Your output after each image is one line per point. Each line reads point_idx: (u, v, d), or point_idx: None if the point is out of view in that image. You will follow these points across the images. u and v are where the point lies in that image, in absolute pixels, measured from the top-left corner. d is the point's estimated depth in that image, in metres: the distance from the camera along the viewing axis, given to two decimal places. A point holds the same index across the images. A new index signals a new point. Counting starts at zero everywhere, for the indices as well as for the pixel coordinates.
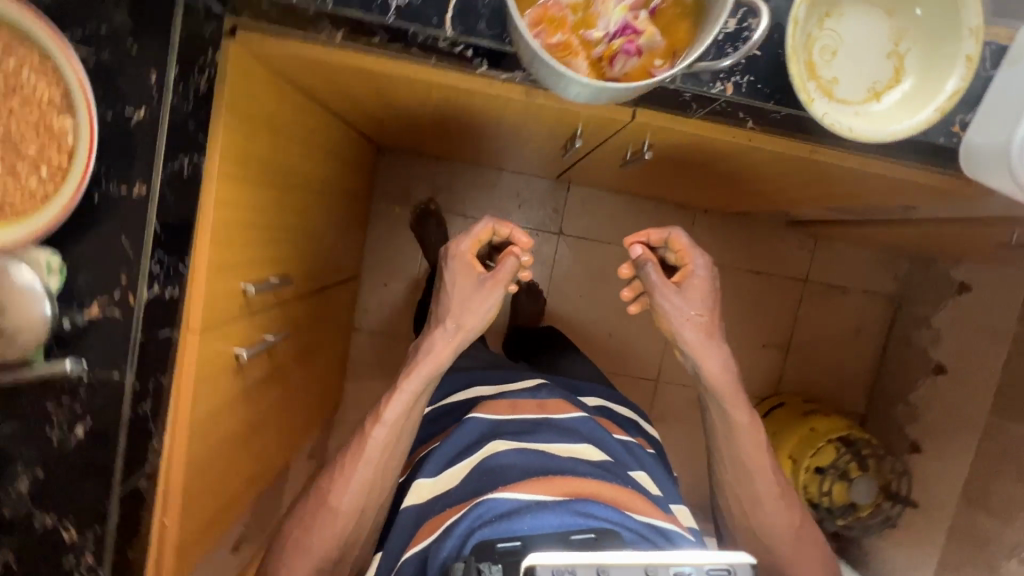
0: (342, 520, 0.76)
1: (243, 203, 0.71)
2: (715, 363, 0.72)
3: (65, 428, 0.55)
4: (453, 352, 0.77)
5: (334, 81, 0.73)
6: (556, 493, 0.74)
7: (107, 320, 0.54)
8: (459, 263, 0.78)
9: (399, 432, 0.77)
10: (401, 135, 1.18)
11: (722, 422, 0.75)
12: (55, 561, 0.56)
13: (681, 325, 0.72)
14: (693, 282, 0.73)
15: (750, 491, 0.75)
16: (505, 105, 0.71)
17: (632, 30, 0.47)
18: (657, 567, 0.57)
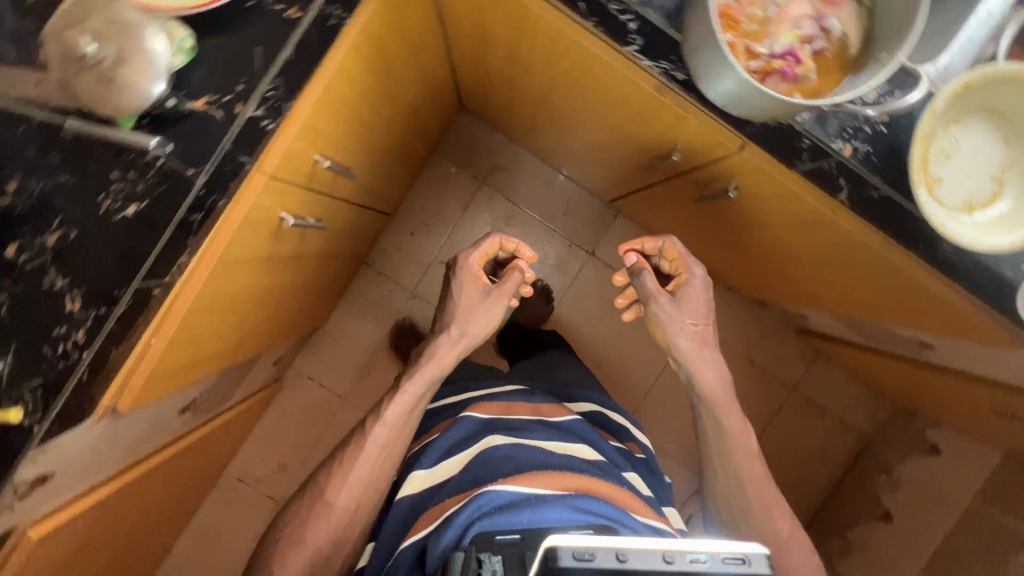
0: (337, 514, 0.86)
1: (355, 81, 0.72)
2: (708, 374, 0.83)
3: (118, 201, 0.54)
4: (455, 356, 0.94)
5: (480, 11, 0.76)
6: (554, 488, 0.81)
7: (207, 117, 0.54)
8: (467, 273, 0.95)
9: (395, 433, 0.90)
10: (492, 101, 1.21)
11: (715, 432, 0.84)
12: (47, 322, 0.55)
13: (676, 333, 0.82)
14: (687, 290, 0.83)
15: (741, 497, 0.83)
16: (628, 97, 0.74)
17: (793, 57, 0.51)
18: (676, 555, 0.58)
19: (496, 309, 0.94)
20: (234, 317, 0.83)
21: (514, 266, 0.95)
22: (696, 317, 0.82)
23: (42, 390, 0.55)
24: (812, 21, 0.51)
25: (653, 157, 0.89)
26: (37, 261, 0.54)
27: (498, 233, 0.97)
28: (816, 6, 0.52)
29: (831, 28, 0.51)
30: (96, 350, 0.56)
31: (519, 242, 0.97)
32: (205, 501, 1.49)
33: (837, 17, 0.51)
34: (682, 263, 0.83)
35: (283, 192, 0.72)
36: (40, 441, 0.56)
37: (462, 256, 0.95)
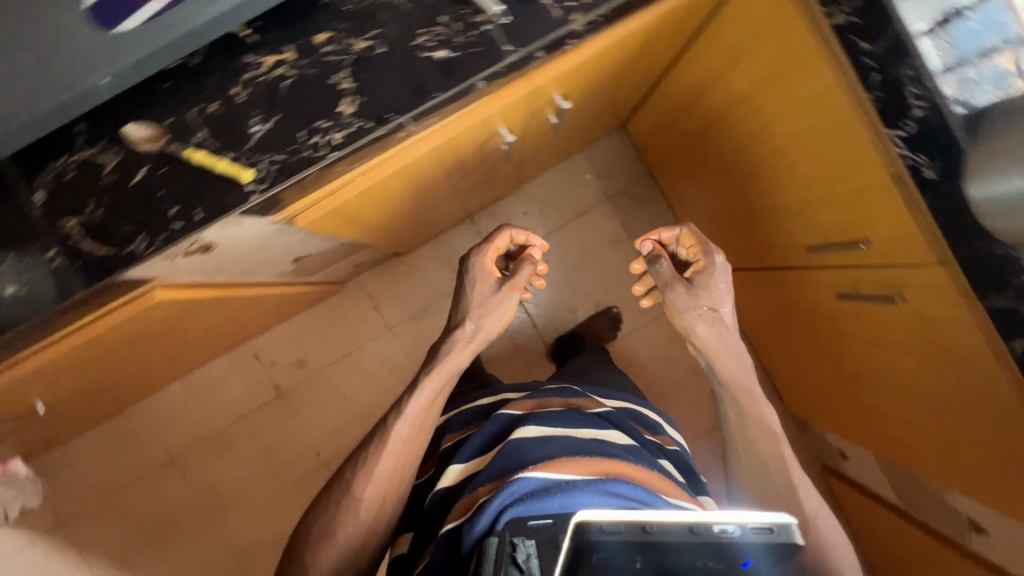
0: (365, 510, 0.77)
1: (629, 48, 0.76)
2: (728, 359, 0.76)
3: (433, 41, 0.57)
4: (472, 352, 0.83)
5: (748, 48, 0.82)
6: (586, 472, 0.70)
7: (545, 11, 0.57)
8: (480, 269, 0.83)
9: (420, 427, 0.80)
10: (662, 134, 1.27)
11: (736, 416, 0.77)
12: (316, 112, 0.57)
13: (694, 320, 0.76)
14: (704, 277, 0.78)
15: (766, 479, 0.75)
16: (848, 177, 0.78)
17: None
18: (704, 526, 0.58)
19: (512, 306, 0.83)
20: (397, 198, 0.84)
21: (527, 259, 0.85)
22: (716, 302, 0.77)
23: (276, 167, 0.57)
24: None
25: (818, 241, 0.92)
26: (337, 57, 0.57)
27: (507, 227, 0.87)
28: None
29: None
30: (340, 154, 0.57)
31: (529, 233, 0.87)
32: (216, 359, 1.48)
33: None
34: (701, 248, 0.79)
35: (516, 108, 0.75)
36: (247, 209, 0.57)
37: (474, 254, 0.83)
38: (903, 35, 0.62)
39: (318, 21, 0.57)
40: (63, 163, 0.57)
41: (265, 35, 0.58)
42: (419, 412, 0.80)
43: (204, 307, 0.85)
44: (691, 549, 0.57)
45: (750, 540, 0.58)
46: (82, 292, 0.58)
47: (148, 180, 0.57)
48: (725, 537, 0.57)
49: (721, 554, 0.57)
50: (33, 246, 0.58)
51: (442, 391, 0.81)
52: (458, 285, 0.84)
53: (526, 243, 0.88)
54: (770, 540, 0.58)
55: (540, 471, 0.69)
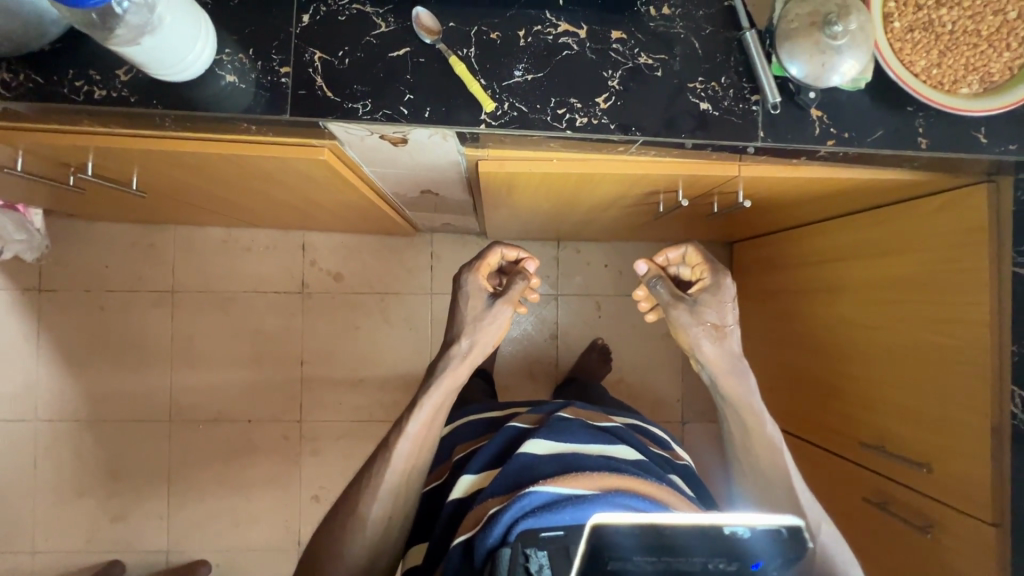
0: (372, 534, 0.62)
1: (826, 188, 0.79)
2: (729, 374, 0.66)
3: (706, 93, 0.60)
4: (472, 368, 0.70)
5: (907, 248, 0.86)
6: (592, 488, 0.51)
7: (810, 123, 0.61)
8: (473, 287, 0.71)
9: (425, 445, 0.65)
10: (764, 268, 1.30)
11: (742, 435, 0.67)
12: (574, 88, 0.60)
13: (698, 337, 0.67)
14: (705, 294, 0.67)
15: (772, 496, 0.64)
16: (945, 407, 0.80)
17: None
18: (707, 525, 0.46)
19: (506, 319, 0.71)
20: (552, 193, 0.86)
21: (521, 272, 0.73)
22: (721, 320, 0.66)
23: (513, 115, 0.59)
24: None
25: (874, 443, 0.93)
26: (620, 58, 0.60)
27: (499, 246, 0.74)
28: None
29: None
30: (573, 136, 0.60)
31: (524, 253, 0.75)
32: (266, 230, 1.47)
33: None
34: (708, 267, 0.69)
35: (708, 183, 0.77)
36: (468, 132, 0.59)
37: (467, 271, 0.71)
38: None
39: (621, 20, 0.61)
40: (340, 5, 0.60)
41: (573, 4, 0.61)
42: (424, 430, 0.65)
43: (334, 185, 0.86)
44: (707, 562, 0.44)
45: (761, 543, 0.46)
46: (287, 117, 0.59)
47: (403, 59, 0.59)
48: (734, 541, 0.45)
49: (730, 566, 0.45)
50: (272, 56, 0.60)
51: (444, 405, 0.67)
52: (447, 305, 0.72)
53: (518, 258, 0.76)
54: (779, 535, 0.47)
55: (552, 483, 0.51)
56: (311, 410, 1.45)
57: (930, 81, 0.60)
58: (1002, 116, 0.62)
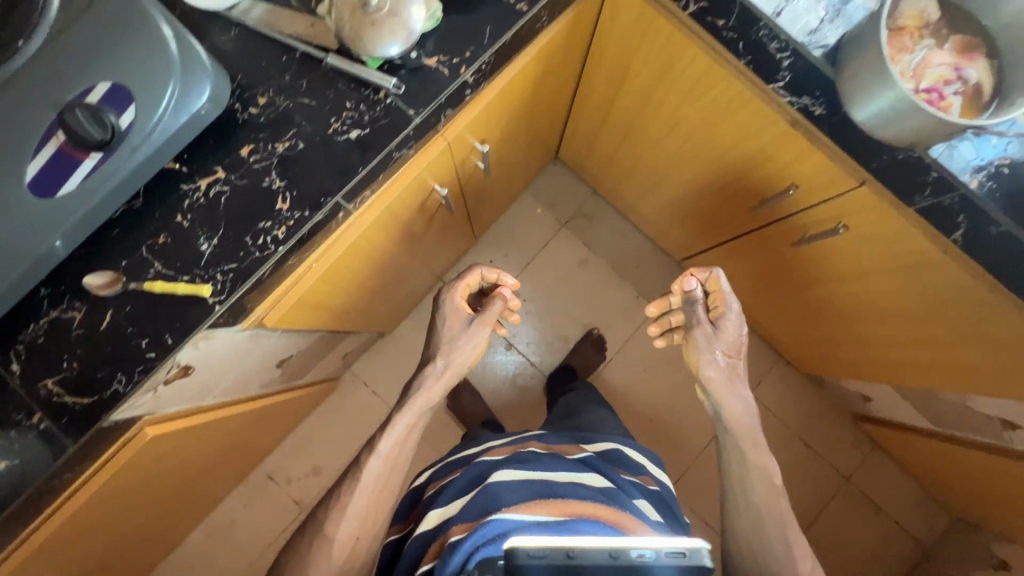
0: (338, 552, 0.73)
1: (522, 86, 0.83)
2: (736, 405, 0.83)
3: (345, 125, 0.63)
4: (445, 385, 0.84)
5: (631, 54, 0.91)
6: (556, 514, 0.67)
7: (435, 72, 0.64)
8: (452, 306, 0.86)
9: (392, 465, 0.78)
10: (591, 153, 1.35)
11: (740, 465, 0.81)
12: (257, 215, 0.61)
13: (709, 364, 0.85)
14: (723, 323, 0.86)
15: (761, 535, 0.77)
16: (759, 136, 0.84)
17: (936, 93, 0.61)
18: (621, 549, 0.59)
19: (479, 339, 0.86)
20: (358, 276, 0.87)
21: (499, 296, 0.87)
22: (729, 351, 0.85)
23: (232, 275, 0.61)
24: (953, 68, 0.61)
25: (760, 200, 0.98)
26: (264, 163, 0.62)
27: (480, 266, 0.89)
28: (955, 57, 0.62)
29: (969, 76, 0.61)
30: (286, 248, 0.62)
31: (501, 273, 0.89)
32: (231, 493, 1.44)
33: (984, 61, 0.62)
34: (725, 297, 0.86)
35: (443, 163, 0.80)
36: (213, 323, 0.61)
37: (446, 292, 0.87)
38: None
39: (236, 140, 0.63)
40: (31, 330, 0.60)
41: (193, 163, 0.62)
42: (394, 449, 0.78)
43: (201, 433, 0.85)
44: None
45: (666, 568, 0.58)
46: (73, 446, 0.59)
47: (115, 321, 0.60)
48: (641, 562, 0.58)
49: None
50: (17, 417, 0.59)
51: (416, 426, 0.82)
52: (432, 318, 0.88)
53: (499, 281, 0.90)
54: (687, 564, 0.59)
55: (513, 512, 0.66)
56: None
57: None
58: None
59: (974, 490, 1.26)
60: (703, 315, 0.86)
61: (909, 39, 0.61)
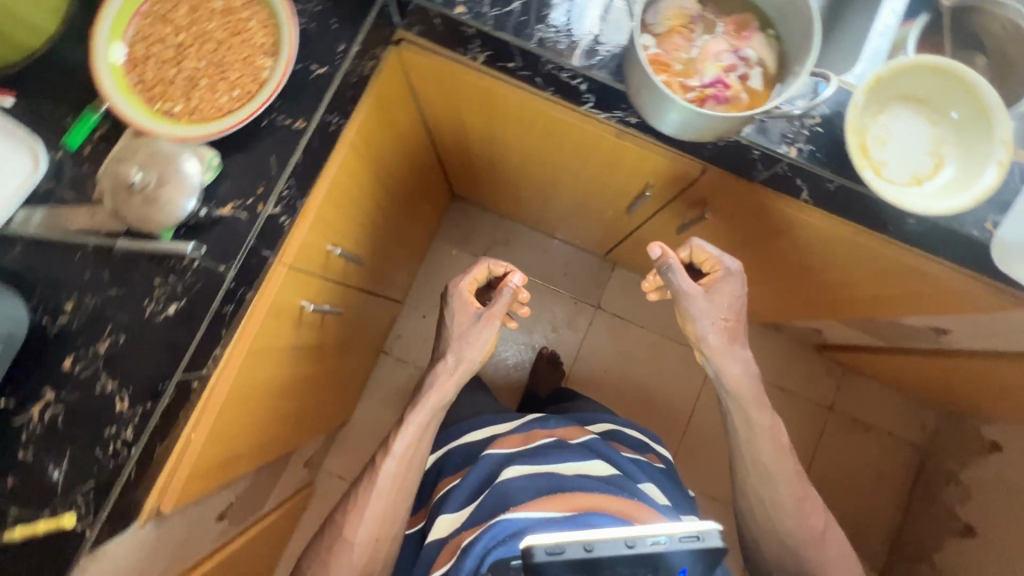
0: (360, 553, 0.74)
1: (354, 178, 0.82)
2: (735, 367, 0.74)
3: (161, 303, 0.61)
4: (456, 384, 0.77)
5: (454, 104, 0.89)
6: (564, 510, 0.68)
7: (233, 219, 0.62)
8: (459, 300, 0.78)
9: (407, 468, 0.76)
10: (479, 187, 1.34)
11: (746, 428, 0.76)
12: (99, 424, 0.59)
13: (708, 329, 0.73)
14: (720, 287, 0.73)
15: (774, 495, 0.76)
16: (598, 150, 0.83)
17: (722, 84, 0.59)
18: (636, 537, 0.55)
19: (491, 335, 0.76)
20: (261, 412, 0.85)
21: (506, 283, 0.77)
22: (729, 316, 0.73)
23: (93, 492, 0.58)
24: (731, 52, 0.61)
25: (632, 202, 0.97)
26: (91, 369, 0.60)
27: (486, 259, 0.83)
28: (730, 41, 0.61)
29: (749, 56, 0.61)
30: (140, 446, 0.59)
31: (509, 266, 0.81)
32: None
33: (759, 35, 0.61)
34: (718, 261, 0.74)
35: (299, 282, 0.78)
36: (91, 546, 0.58)
37: (452, 288, 0.78)
38: (525, 40, 0.65)
39: (54, 354, 0.60)
40: None
41: (17, 393, 0.59)
42: (407, 449, 0.76)
43: None
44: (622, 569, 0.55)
45: (683, 555, 0.55)
46: None
47: None
48: (657, 550, 0.55)
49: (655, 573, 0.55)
50: None
51: (431, 426, 0.77)
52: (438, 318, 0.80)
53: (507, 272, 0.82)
54: (703, 548, 0.56)
55: (519, 512, 0.68)
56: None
57: (245, 94, 0.62)
58: (300, 41, 0.64)
59: (943, 385, 1.27)
60: (690, 281, 0.72)
61: (681, 38, 0.61)
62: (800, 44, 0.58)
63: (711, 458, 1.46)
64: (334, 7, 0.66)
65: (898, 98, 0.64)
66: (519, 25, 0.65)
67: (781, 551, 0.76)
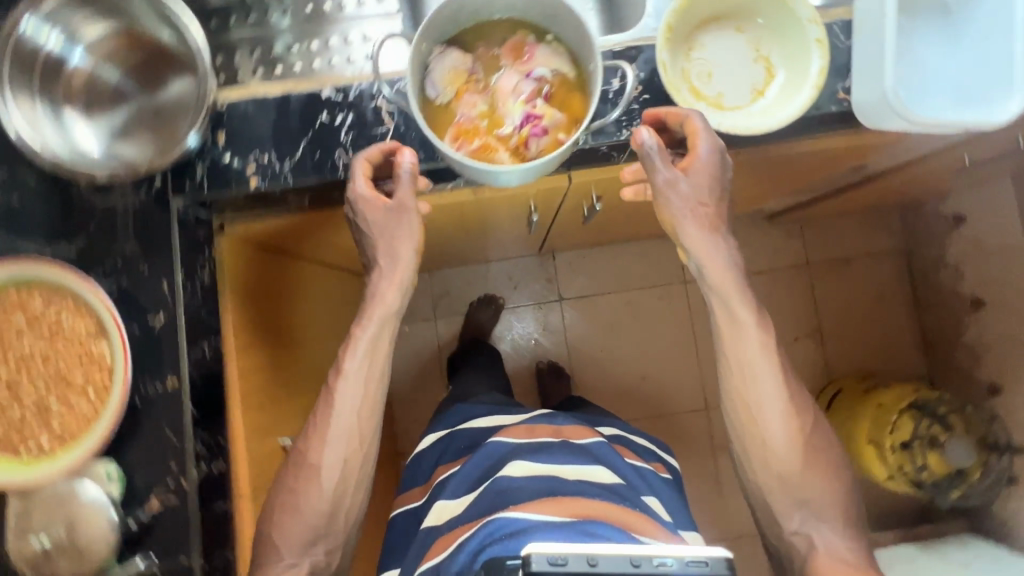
0: (330, 479, 0.62)
1: (280, 377, 0.74)
2: (719, 261, 0.60)
3: None
4: (404, 291, 0.62)
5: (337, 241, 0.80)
6: (564, 515, 0.61)
7: (167, 509, 0.59)
8: (358, 196, 0.58)
9: (372, 386, 0.63)
10: None
11: (727, 325, 0.63)
12: None
13: (686, 214, 0.58)
14: (707, 166, 0.58)
15: (756, 399, 0.65)
16: (483, 206, 0.77)
17: (533, 117, 0.56)
18: (642, 556, 0.44)
19: (416, 228, 0.60)
20: None
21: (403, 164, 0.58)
22: (713, 196, 0.59)
23: None
24: (523, 79, 0.57)
25: (532, 222, 0.93)
26: None
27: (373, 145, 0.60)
28: (516, 69, 0.58)
29: (543, 74, 0.57)
30: None
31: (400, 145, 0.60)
32: None
33: (541, 46, 0.58)
34: (712, 136, 0.57)
35: None
36: None
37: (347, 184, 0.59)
38: (334, 173, 0.62)
39: None
40: None
41: None
42: (366, 364, 0.62)
43: None
44: None
45: None
46: None
47: None
48: (663, 573, 0.44)
49: None
50: None
51: (387, 338, 0.63)
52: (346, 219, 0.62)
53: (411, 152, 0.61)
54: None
55: (520, 511, 0.60)
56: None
57: (100, 389, 0.57)
58: (121, 305, 0.60)
59: (888, 193, 1.27)
60: (671, 168, 0.57)
61: (472, 93, 0.58)
62: (582, 41, 0.55)
63: None
64: (135, 251, 0.61)
65: (699, 27, 0.62)
66: (318, 163, 0.61)
67: (779, 472, 0.65)
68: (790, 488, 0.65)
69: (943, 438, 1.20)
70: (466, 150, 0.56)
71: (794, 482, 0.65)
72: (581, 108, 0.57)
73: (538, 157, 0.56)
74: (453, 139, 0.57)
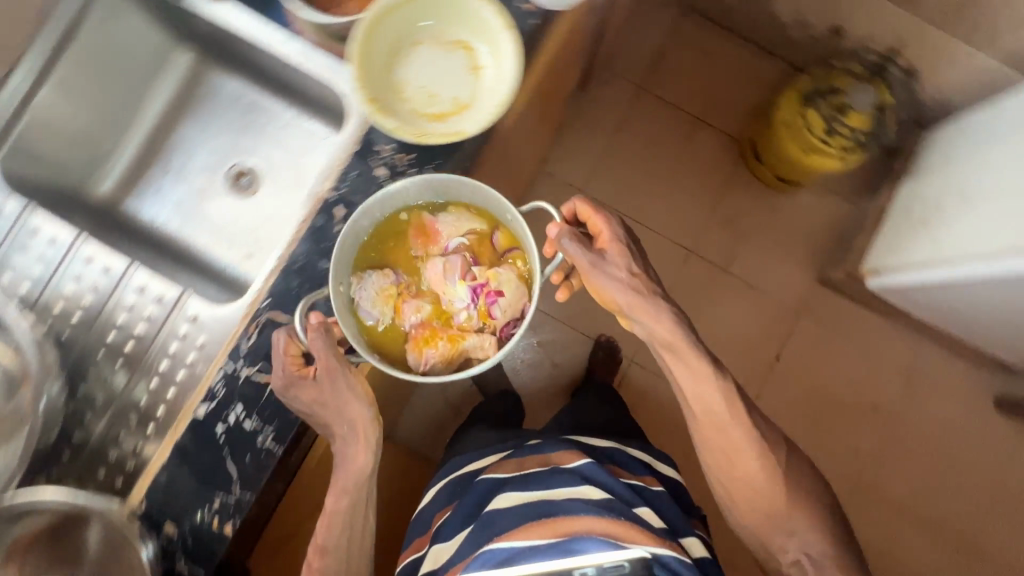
0: None
1: None
2: (663, 319, 0.66)
3: None
4: (371, 451, 0.63)
5: None
6: (551, 535, 0.61)
7: None
8: (289, 376, 0.58)
9: (353, 536, 0.64)
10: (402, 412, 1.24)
11: (673, 360, 0.69)
12: None
13: (618, 289, 0.65)
14: (618, 246, 0.67)
15: (722, 433, 0.70)
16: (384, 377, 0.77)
17: (481, 287, 0.64)
18: (571, 570, 0.57)
19: (366, 405, 0.61)
20: None
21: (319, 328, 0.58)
22: (636, 269, 0.67)
23: None
24: (446, 260, 0.65)
25: None
26: None
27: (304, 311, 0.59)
28: (438, 254, 0.65)
29: (459, 242, 0.65)
30: None
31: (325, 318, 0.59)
32: None
33: (441, 218, 0.65)
34: (611, 222, 0.68)
35: None
36: None
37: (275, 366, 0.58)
38: (273, 453, 0.60)
39: None
40: None
41: None
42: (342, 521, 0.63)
43: None
44: None
45: None
46: None
47: None
48: None
49: None
50: None
51: (363, 500, 0.64)
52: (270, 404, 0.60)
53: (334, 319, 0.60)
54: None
55: (508, 538, 0.61)
56: (870, 495, 1.38)
57: None
58: None
59: None
60: (591, 251, 0.65)
61: (411, 304, 0.64)
62: (475, 192, 0.63)
63: (681, 208, 1.47)
64: None
65: (389, 68, 0.62)
66: (257, 461, 0.60)
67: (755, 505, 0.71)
68: (768, 519, 0.70)
69: (845, 100, 1.24)
70: (436, 356, 0.63)
71: (764, 517, 0.70)
72: (512, 247, 0.66)
73: (504, 318, 0.64)
74: (421, 351, 0.63)
